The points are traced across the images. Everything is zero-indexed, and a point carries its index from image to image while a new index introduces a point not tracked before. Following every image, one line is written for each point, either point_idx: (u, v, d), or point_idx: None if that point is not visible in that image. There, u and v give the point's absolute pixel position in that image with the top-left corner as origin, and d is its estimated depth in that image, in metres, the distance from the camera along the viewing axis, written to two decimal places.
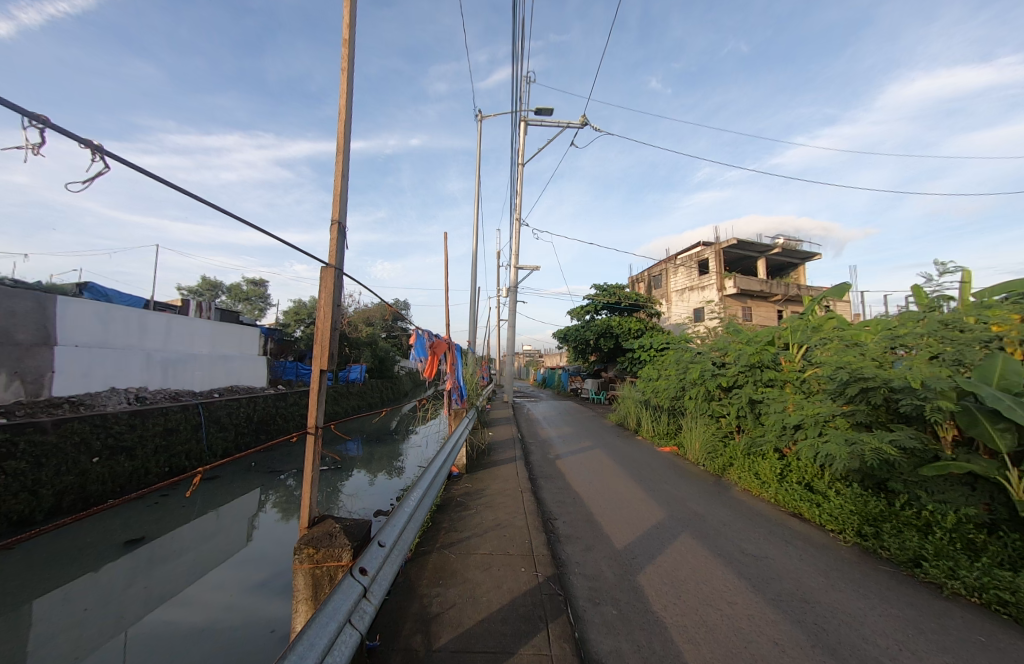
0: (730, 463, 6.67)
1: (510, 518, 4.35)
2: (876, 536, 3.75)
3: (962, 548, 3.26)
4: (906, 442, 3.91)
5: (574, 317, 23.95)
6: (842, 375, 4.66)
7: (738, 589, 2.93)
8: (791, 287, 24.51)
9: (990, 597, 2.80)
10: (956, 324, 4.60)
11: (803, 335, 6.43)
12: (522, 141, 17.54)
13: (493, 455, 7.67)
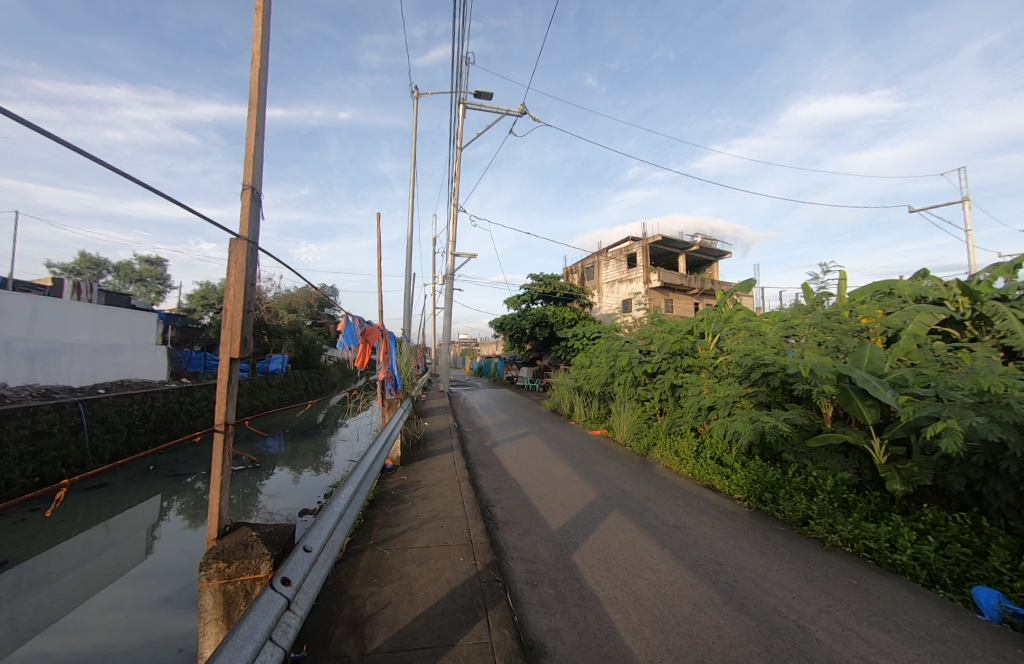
0: (654, 443, 7.20)
1: (448, 509, 4.30)
2: (774, 501, 4.28)
3: (838, 506, 3.84)
4: (797, 419, 4.49)
5: (511, 306, 24.15)
6: (748, 361, 5.21)
7: (661, 558, 3.18)
8: (707, 282, 26.89)
9: (859, 545, 3.33)
10: (836, 317, 5.36)
11: (716, 325, 7.07)
12: (461, 125, 17.08)
13: (429, 446, 7.51)
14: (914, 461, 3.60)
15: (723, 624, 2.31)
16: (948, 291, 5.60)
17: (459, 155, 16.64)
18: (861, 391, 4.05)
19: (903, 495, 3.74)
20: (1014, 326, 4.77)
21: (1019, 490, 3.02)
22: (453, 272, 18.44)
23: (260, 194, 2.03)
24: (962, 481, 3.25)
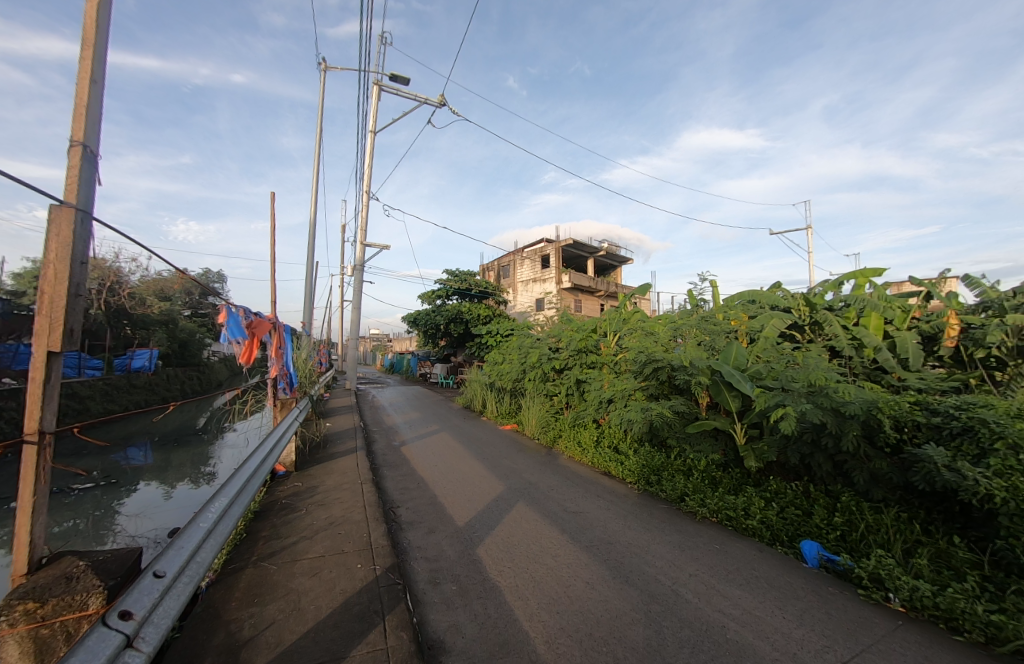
0: (559, 436, 7.58)
1: (347, 514, 4.02)
2: (658, 482, 4.77)
3: (708, 483, 4.41)
4: (679, 408, 5.08)
5: (425, 301, 23.55)
6: (642, 357, 5.73)
7: (560, 543, 3.34)
8: (611, 285, 29.09)
9: (722, 515, 3.88)
10: (711, 320, 6.17)
11: (617, 325, 7.65)
12: (374, 107, 16.17)
13: (330, 448, 6.97)
14: (765, 442, 4.29)
15: (611, 598, 2.51)
16: (794, 301, 6.79)
17: (371, 139, 15.71)
18: (728, 383, 4.71)
19: (756, 470, 4.44)
20: (837, 331, 5.97)
21: (834, 460, 3.78)
22: (363, 262, 17.36)
23: (98, 154, 1.67)
24: (797, 456, 3.96)
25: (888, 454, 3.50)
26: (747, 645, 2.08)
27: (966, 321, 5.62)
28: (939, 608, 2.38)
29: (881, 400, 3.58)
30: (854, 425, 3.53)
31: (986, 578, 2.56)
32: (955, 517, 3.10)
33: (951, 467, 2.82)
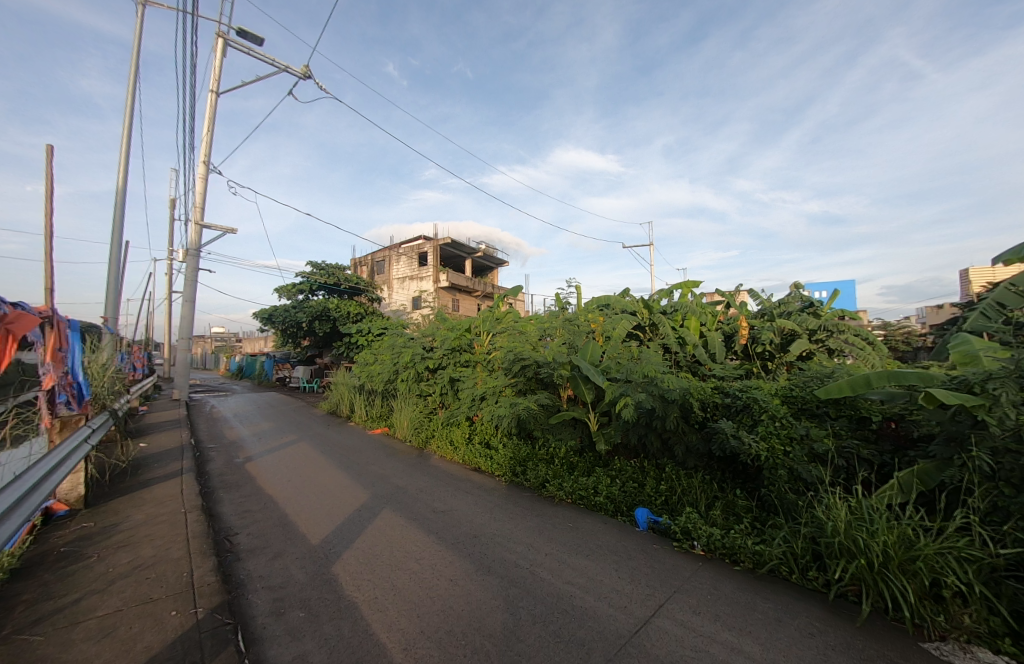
0: (431, 436, 7.47)
1: (161, 552, 3.27)
2: (524, 472, 5.06)
3: (566, 469, 4.84)
4: (544, 402, 5.47)
5: (283, 296, 20.79)
6: (512, 356, 6.00)
7: (425, 545, 3.27)
8: (488, 286, 29.90)
9: (576, 496, 4.29)
10: (573, 321, 6.82)
11: (490, 324, 7.89)
12: (216, 63, 13.62)
13: (143, 474, 5.61)
14: (612, 426, 4.92)
15: (473, 591, 2.54)
16: (637, 305, 7.96)
17: (212, 99, 13.15)
18: (584, 377, 5.23)
19: (606, 452, 5.05)
20: (668, 331, 7.19)
21: (661, 438, 4.50)
22: (200, 247, 14.47)
23: None
24: (635, 437, 4.62)
25: (697, 429, 4.34)
26: (589, 608, 2.32)
27: (750, 324, 7.33)
28: (725, 547, 3.03)
29: (693, 387, 4.41)
30: (675, 408, 4.27)
31: (754, 518, 3.35)
32: (737, 474, 3.99)
33: (735, 435, 3.63)
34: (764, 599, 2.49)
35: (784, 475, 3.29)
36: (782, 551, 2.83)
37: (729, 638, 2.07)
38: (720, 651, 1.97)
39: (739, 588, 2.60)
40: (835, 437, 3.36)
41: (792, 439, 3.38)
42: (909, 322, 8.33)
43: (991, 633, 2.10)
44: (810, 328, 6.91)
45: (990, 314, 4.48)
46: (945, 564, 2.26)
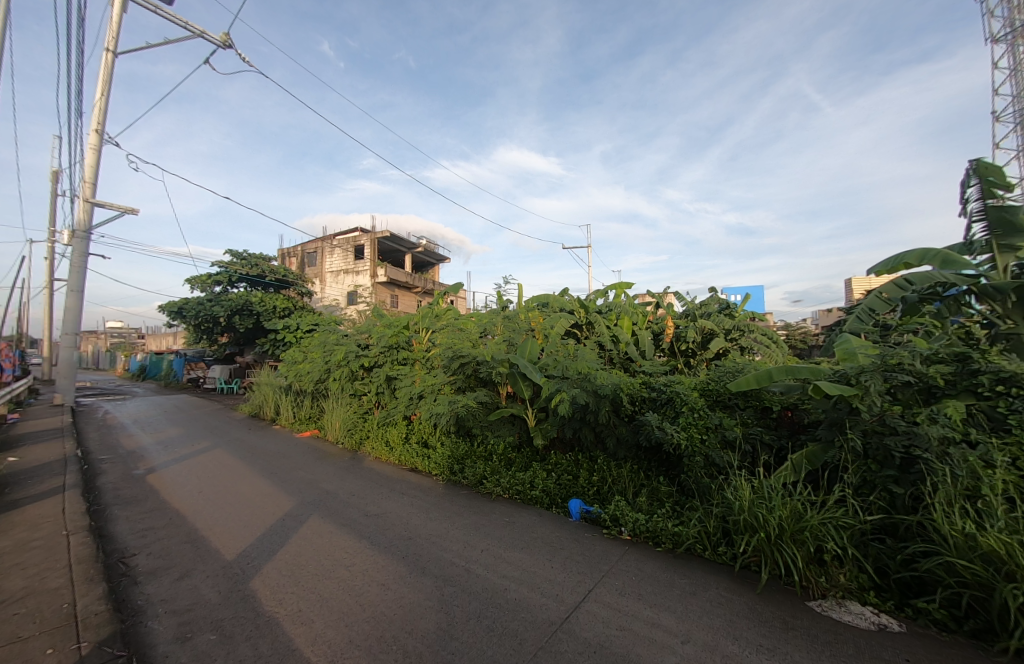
0: (366, 437, 7.16)
1: (33, 583, 2.79)
2: (462, 470, 5.03)
3: (504, 464, 4.89)
4: (483, 399, 5.48)
5: (196, 287, 18.71)
6: (451, 354, 5.93)
7: (356, 550, 3.13)
8: (428, 282, 29.24)
9: (513, 491, 4.35)
10: (513, 319, 6.92)
11: (429, 321, 7.74)
12: (112, 18, 11.86)
13: (11, 493, 4.76)
14: (549, 421, 5.07)
15: (406, 593, 2.48)
16: (574, 305, 8.26)
17: (107, 59, 11.43)
18: (522, 374, 5.29)
19: (542, 446, 5.18)
20: (602, 329, 7.53)
21: (594, 431, 4.72)
22: (90, 228, 12.55)
23: None
24: (570, 431, 4.80)
25: (626, 422, 4.60)
26: (523, 600, 2.37)
27: (675, 324, 7.92)
28: (649, 530, 3.25)
29: (623, 383, 4.67)
30: (606, 402, 4.49)
31: (675, 502, 3.63)
32: (661, 463, 4.29)
33: (660, 426, 3.89)
34: (682, 576, 2.71)
35: (700, 462, 3.60)
36: (697, 531, 3.09)
37: (650, 614, 2.23)
38: (643, 627, 2.11)
39: (661, 567, 2.81)
40: (743, 425, 3.74)
41: (708, 428, 3.71)
42: (805, 324, 9.51)
43: (858, 587, 2.48)
44: (726, 328, 7.62)
45: (864, 318, 5.25)
46: (826, 532, 2.62)
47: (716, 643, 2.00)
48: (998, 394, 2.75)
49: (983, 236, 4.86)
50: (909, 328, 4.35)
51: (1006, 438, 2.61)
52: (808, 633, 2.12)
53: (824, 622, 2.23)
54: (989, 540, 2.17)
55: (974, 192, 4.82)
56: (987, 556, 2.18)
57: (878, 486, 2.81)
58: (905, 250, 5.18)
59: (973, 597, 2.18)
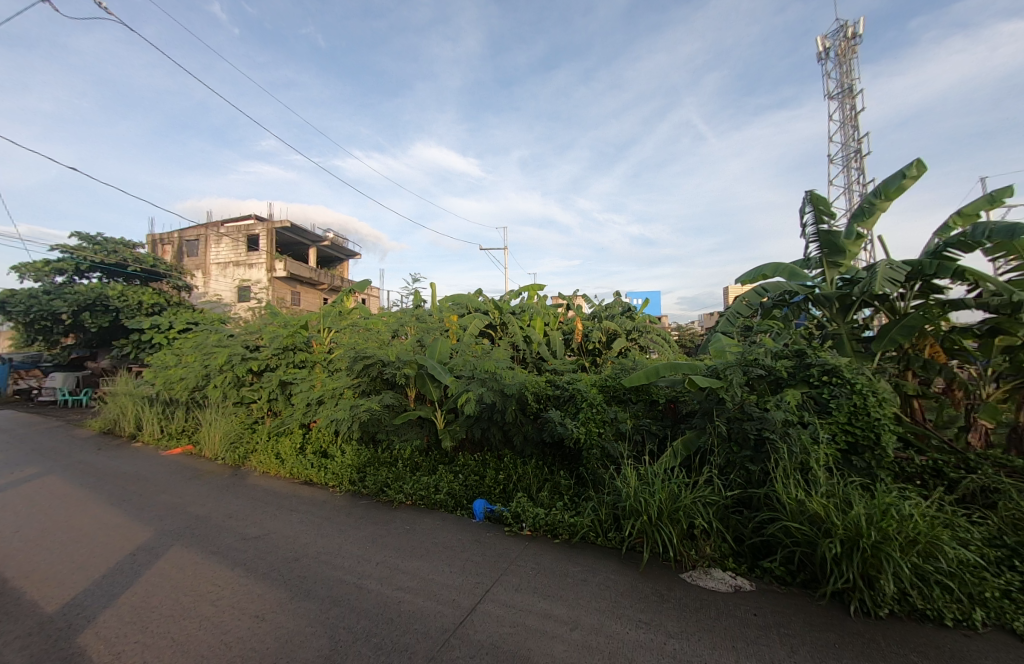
0: (253, 450, 6.37)
1: None
2: (363, 479, 4.71)
3: (409, 470, 4.71)
4: (389, 402, 5.23)
5: (27, 275, 15.07)
6: (354, 355, 5.53)
7: (227, 581, 2.73)
8: (336, 279, 27.19)
9: (416, 496, 4.19)
10: (425, 319, 6.72)
11: (332, 321, 7.15)
12: None
13: None
14: (458, 423, 5.00)
15: (285, 622, 2.22)
16: (489, 305, 8.33)
17: None
18: (430, 375, 5.14)
19: (450, 448, 5.10)
20: (516, 329, 7.67)
21: (502, 430, 4.77)
22: None
23: None
24: (479, 430, 4.80)
25: (532, 420, 4.71)
26: (418, 610, 2.27)
27: (583, 325, 8.42)
28: (547, 524, 3.35)
29: (529, 382, 4.79)
30: (512, 401, 4.56)
31: (573, 494, 3.81)
32: (563, 457, 4.49)
33: (562, 422, 4.05)
34: (576, 564, 2.83)
35: (596, 454, 3.82)
36: (591, 520, 3.27)
37: (543, 606, 2.29)
38: (536, 620, 2.15)
39: (557, 558, 2.92)
40: (634, 418, 4.07)
41: (604, 422, 3.97)
42: (691, 326, 10.73)
43: (721, 555, 2.84)
44: (627, 329, 8.27)
45: (732, 320, 6.08)
46: (696, 510, 2.95)
47: (602, 624, 2.12)
48: (824, 382, 3.34)
49: (818, 254, 5.93)
50: (762, 328, 5.16)
51: (829, 418, 3.18)
52: (679, 602, 2.35)
53: (693, 591, 2.49)
54: (814, 505, 2.62)
55: (812, 218, 5.86)
56: (813, 518, 2.63)
57: (737, 465, 3.24)
58: (763, 263, 6.10)
59: (803, 552, 2.62)
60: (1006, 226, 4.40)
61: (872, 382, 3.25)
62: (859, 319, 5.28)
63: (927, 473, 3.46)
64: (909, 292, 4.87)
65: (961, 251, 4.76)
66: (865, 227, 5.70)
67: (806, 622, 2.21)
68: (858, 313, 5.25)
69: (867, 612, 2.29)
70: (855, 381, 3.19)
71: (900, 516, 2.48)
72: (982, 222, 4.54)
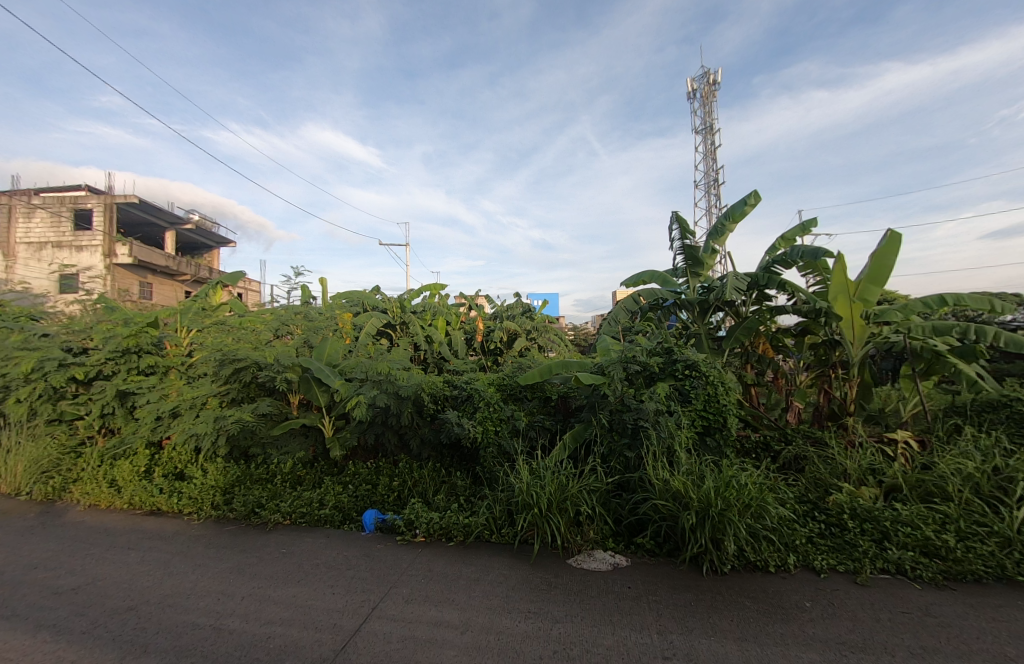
0: (77, 478, 5.09)
1: None
2: (229, 501, 4.08)
3: (289, 485, 4.24)
4: (265, 411, 4.64)
5: None
6: (221, 358, 4.81)
7: (24, 651, 2.12)
8: (202, 269, 23.27)
9: (297, 514, 3.76)
10: (312, 318, 6.12)
11: (192, 319, 6.09)
12: None
13: None
14: (347, 429, 4.65)
15: None
16: (388, 304, 7.97)
17: None
18: (316, 379, 4.67)
19: (340, 458, 4.72)
20: (416, 329, 7.42)
21: (398, 434, 4.59)
22: None
23: None
24: (372, 436, 4.55)
25: (429, 422, 4.59)
26: (291, 643, 2.03)
27: (485, 325, 8.50)
28: (442, 528, 3.29)
29: (426, 382, 4.64)
30: (408, 403, 4.38)
31: (469, 494, 3.81)
32: (460, 458, 4.48)
33: (459, 422, 4.00)
34: (469, 566, 2.82)
35: (493, 451, 3.88)
36: (485, 519, 3.30)
37: (434, 614, 2.23)
38: (425, 630, 2.08)
39: (450, 561, 2.88)
40: (529, 415, 4.22)
41: (501, 420, 4.03)
42: (584, 327, 11.56)
43: (602, 537, 3.09)
44: (527, 329, 8.56)
45: (615, 322, 6.70)
46: (582, 497, 3.16)
47: (492, 622, 2.13)
48: (686, 375, 3.82)
49: (683, 264, 6.84)
50: (639, 329, 5.77)
51: (689, 406, 3.67)
52: (565, 587, 2.50)
53: (577, 574, 2.67)
54: (676, 483, 2.99)
55: (678, 234, 6.76)
56: (676, 494, 3.00)
57: (617, 453, 3.57)
58: (642, 271, 6.83)
59: (668, 526, 2.98)
60: (812, 249, 5.58)
61: (720, 373, 3.83)
62: (714, 321, 6.23)
63: (759, 447, 4.23)
64: (749, 299, 5.88)
65: (784, 268, 5.91)
66: (718, 243, 6.74)
67: (669, 587, 2.52)
68: (713, 315, 6.18)
69: (715, 570, 2.70)
70: (709, 373, 3.73)
71: (739, 486, 2.97)
72: (798, 245, 5.70)
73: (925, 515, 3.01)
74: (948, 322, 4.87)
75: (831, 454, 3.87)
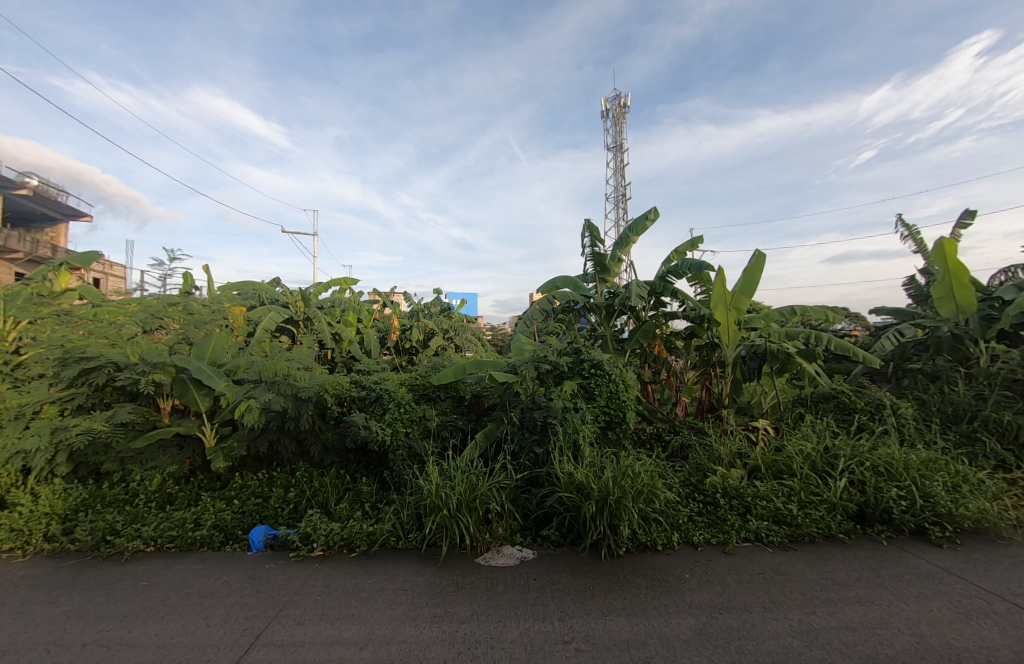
0: None
1: None
2: (72, 529, 3.36)
3: (155, 506, 3.62)
4: (124, 419, 3.92)
5: None
6: (64, 356, 3.95)
7: None
8: (42, 245, 18.90)
9: (165, 538, 3.23)
10: (192, 310, 5.30)
11: (20, 307, 4.88)
12: None
13: None
14: (234, 438, 4.14)
15: None
16: (291, 298, 7.28)
17: None
18: (195, 380, 4.05)
19: (223, 470, 4.19)
20: (323, 326, 6.86)
21: (297, 439, 4.20)
22: None
23: None
24: (265, 443, 4.11)
25: (333, 426, 4.27)
26: None
27: (400, 323, 8.17)
28: (343, 539, 3.07)
29: (330, 382, 4.22)
30: (308, 406, 4.02)
31: (375, 500, 3.63)
32: (368, 462, 4.25)
33: (365, 425, 3.77)
34: (372, 576, 2.67)
35: (403, 454, 3.76)
36: (392, 524, 3.17)
37: (331, 633, 2.07)
38: (320, 652, 1.92)
39: (352, 574, 2.70)
40: (441, 414, 4.15)
41: (412, 421, 3.91)
42: (503, 327, 11.74)
43: (510, 533, 3.16)
44: (444, 327, 8.40)
45: (530, 323, 6.90)
46: (491, 495, 3.20)
47: (395, 632, 2.05)
48: (591, 374, 4.07)
49: (592, 270, 7.28)
50: (551, 330, 6.02)
51: (594, 403, 3.92)
52: (473, 586, 2.50)
53: (484, 572, 2.69)
54: (579, 475, 3.16)
55: (589, 241, 7.21)
56: (579, 486, 3.18)
57: (527, 449, 3.69)
58: (556, 275, 7.15)
59: (571, 516, 3.14)
60: (698, 262, 6.33)
61: (621, 372, 4.14)
62: (618, 324, 6.74)
63: (653, 438, 4.71)
64: (647, 304, 6.47)
65: (677, 278, 6.61)
66: (624, 253, 7.30)
67: (571, 573, 2.67)
68: (618, 319, 6.70)
69: (612, 553, 2.93)
70: (611, 372, 4.00)
71: (633, 474, 3.24)
72: (688, 258, 6.42)
73: (777, 490, 3.59)
74: (798, 329, 5.86)
75: (709, 442, 4.43)
